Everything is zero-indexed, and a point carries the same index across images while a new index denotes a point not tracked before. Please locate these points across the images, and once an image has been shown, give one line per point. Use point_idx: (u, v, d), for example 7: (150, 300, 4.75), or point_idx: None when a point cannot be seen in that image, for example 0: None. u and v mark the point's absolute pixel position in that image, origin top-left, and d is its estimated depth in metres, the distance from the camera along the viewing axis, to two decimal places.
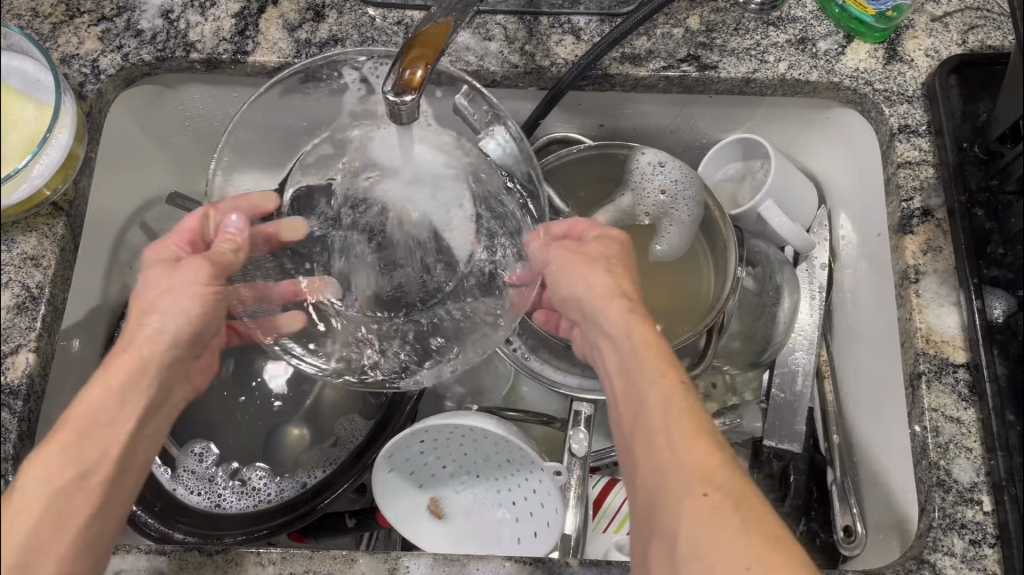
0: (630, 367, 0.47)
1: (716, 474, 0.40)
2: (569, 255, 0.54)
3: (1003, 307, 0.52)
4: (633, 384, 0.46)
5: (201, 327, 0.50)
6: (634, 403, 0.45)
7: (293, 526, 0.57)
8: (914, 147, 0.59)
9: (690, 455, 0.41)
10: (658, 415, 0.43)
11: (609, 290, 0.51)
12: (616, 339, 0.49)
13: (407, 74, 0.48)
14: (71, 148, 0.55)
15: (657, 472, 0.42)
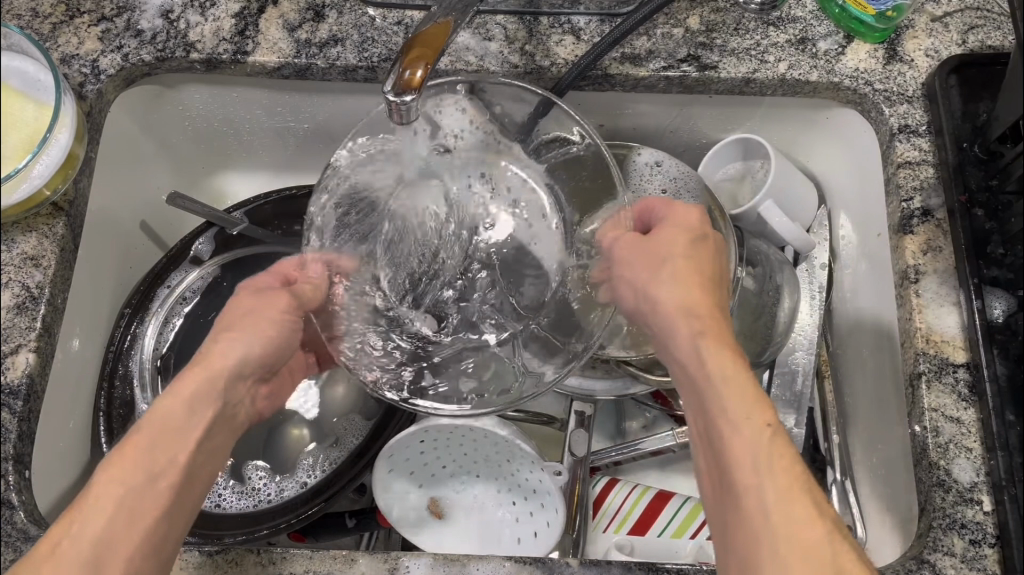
0: (712, 406, 0.43)
1: (817, 545, 0.37)
2: (642, 267, 0.49)
3: (1003, 307, 0.52)
4: (716, 423, 0.42)
5: (273, 357, 0.51)
6: (717, 443, 0.42)
7: (293, 526, 0.58)
8: (915, 147, 0.59)
9: (782, 506, 0.38)
10: (749, 470, 0.40)
11: (683, 307, 0.46)
12: (693, 362, 0.44)
13: (407, 74, 0.48)
14: (71, 148, 0.55)
15: (748, 535, 0.39)
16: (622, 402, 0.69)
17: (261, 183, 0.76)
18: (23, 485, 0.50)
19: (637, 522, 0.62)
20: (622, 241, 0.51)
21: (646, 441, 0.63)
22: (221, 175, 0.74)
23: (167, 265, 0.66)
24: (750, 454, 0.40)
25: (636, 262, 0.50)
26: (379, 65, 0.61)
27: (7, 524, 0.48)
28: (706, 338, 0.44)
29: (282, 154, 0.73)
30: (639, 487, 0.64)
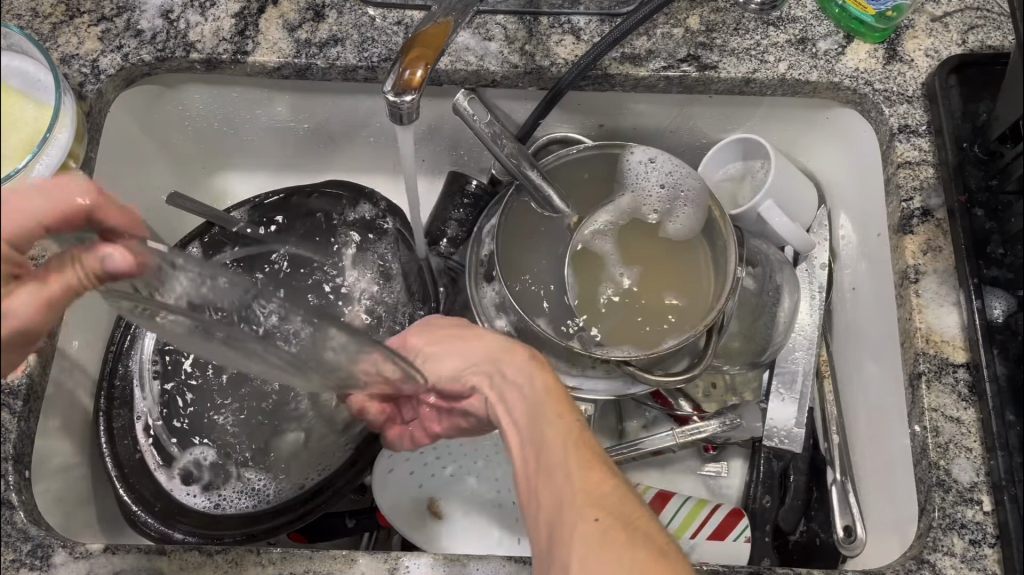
0: (529, 412, 0.45)
1: (607, 499, 0.40)
2: (442, 335, 0.51)
3: (1003, 307, 0.52)
4: (527, 427, 0.45)
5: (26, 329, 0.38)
6: (529, 446, 0.44)
7: (292, 526, 0.58)
8: (914, 147, 0.59)
9: (582, 484, 0.41)
10: (553, 451, 0.43)
11: (490, 358, 0.49)
12: (513, 393, 0.47)
13: (407, 74, 0.49)
14: (71, 148, 0.55)
15: (551, 511, 0.41)
16: (623, 401, 0.69)
17: (261, 182, 0.75)
18: (24, 485, 0.50)
19: None
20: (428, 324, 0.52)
21: (646, 441, 0.63)
22: (221, 175, 0.74)
23: None
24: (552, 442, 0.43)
25: (441, 331, 0.51)
26: (379, 65, 0.61)
27: (6, 524, 0.49)
28: (510, 364, 0.48)
29: (282, 153, 0.73)
30: (639, 487, 0.64)
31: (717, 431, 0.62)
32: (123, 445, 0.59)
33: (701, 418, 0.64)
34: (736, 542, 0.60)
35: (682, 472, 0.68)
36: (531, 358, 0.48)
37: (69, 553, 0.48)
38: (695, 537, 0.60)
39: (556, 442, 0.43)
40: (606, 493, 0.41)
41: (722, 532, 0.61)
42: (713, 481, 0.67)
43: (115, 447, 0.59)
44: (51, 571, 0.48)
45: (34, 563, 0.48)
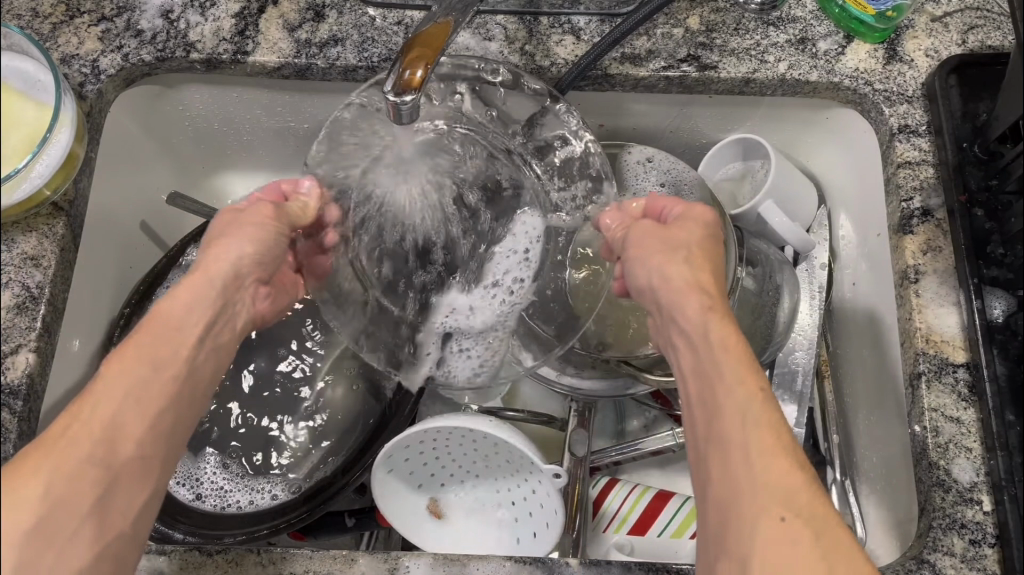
0: (707, 367, 0.43)
1: (799, 499, 0.38)
2: (654, 248, 0.49)
3: (1003, 307, 0.52)
4: (713, 389, 0.42)
5: (265, 257, 0.49)
6: (706, 403, 0.43)
7: (293, 526, 0.58)
8: (915, 147, 0.59)
9: (763, 460, 0.39)
10: (735, 423, 0.41)
11: (681, 292, 0.46)
12: (687, 332, 0.45)
13: (407, 74, 0.48)
14: (71, 147, 0.55)
15: (728, 483, 0.40)
16: (622, 401, 0.69)
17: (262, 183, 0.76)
18: None
19: (637, 523, 0.61)
20: (637, 227, 0.51)
21: (646, 441, 0.63)
22: (221, 175, 0.74)
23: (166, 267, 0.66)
24: (731, 408, 0.41)
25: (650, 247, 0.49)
26: (379, 65, 0.61)
27: None
28: (703, 307, 0.45)
29: (282, 154, 0.73)
30: (638, 488, 0.64)
31: None
32: None
33: None
34: None
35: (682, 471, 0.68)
36: (712, 311, 0.45)
37: None
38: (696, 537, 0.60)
39: (734, 413, 0.41)
40: (800, 506, 0.38)
41: None
42: None
43: None
44: None
45: None
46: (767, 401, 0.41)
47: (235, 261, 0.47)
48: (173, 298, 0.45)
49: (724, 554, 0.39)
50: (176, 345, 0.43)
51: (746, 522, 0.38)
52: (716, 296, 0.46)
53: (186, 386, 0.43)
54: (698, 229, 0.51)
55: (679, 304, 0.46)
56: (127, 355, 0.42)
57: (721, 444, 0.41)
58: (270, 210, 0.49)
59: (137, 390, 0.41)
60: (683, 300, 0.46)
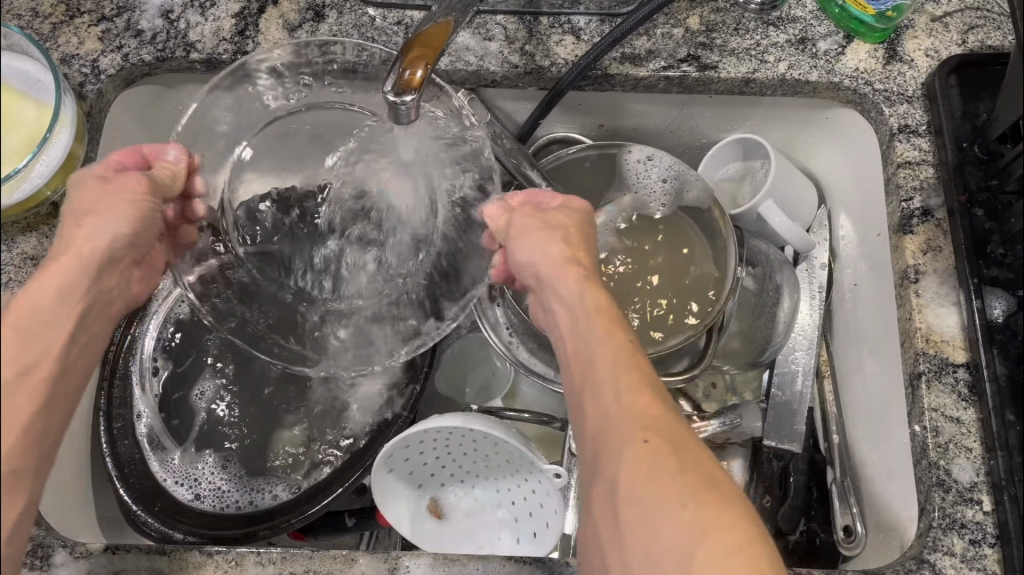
0: (581, 326, 0.46)
1: (660, 423, 0.40)
2: (528, 223, 0.52)
3: (1003, 307, 0.52)
4: (585, 345, 0.45)
5: (140, 237, 0.48)
6: (582, 358, 0.45)
7: (293, 526, 0.57)
8: (915, 147, 0.59)
9: (628, 398, 0.41)
10: (604, 366, 0.43)
11: (552, 264, 0.50)
12: (561, 300, 0.49)
13: (407, 74, 0.49)
14: (71, 148, 0.55)
15: (601, 423, 0.42)
16: None
17: None
18: None
19: None
20: (519, 212, 0.53)
21: None
22: None
23: None
24: (603, 357, 0.44)
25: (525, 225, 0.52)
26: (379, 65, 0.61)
27: None
28: (571, 276, 0.48)
29: None
30: None
31: (717, 432, 0.62)
32: (123, 445, 0.59)
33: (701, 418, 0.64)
34: None
35: None
36: (586, 276, 0.48)
37: (69, 552, 0.48)
38: None
39: (605, 360, 0.44)
40: (664, 436, 0.40)
41: None
42: None
43: (116, 448, 0.59)
44: (51, 571, 0.48)
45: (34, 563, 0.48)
46: (634, 351, 0.44)
47: (107, 242, 0.45)
48: (39, 286, 0.42)
49: (597, 488, 0.41)
50: (52, 336, 0.41)
51: (613, 454, 0.40)
52: (583, 263, 0.50)
53: (62, 388, 0.41)
54: (569, 205, 0.54)
55: (549, 273, 0.49)
56: (2, 334, 0.39)
57: (593, 390, 0.43)
58: (142, 185, 0.48)
59: (2, 394, 0.37)
60: (552, 269, 0.49)
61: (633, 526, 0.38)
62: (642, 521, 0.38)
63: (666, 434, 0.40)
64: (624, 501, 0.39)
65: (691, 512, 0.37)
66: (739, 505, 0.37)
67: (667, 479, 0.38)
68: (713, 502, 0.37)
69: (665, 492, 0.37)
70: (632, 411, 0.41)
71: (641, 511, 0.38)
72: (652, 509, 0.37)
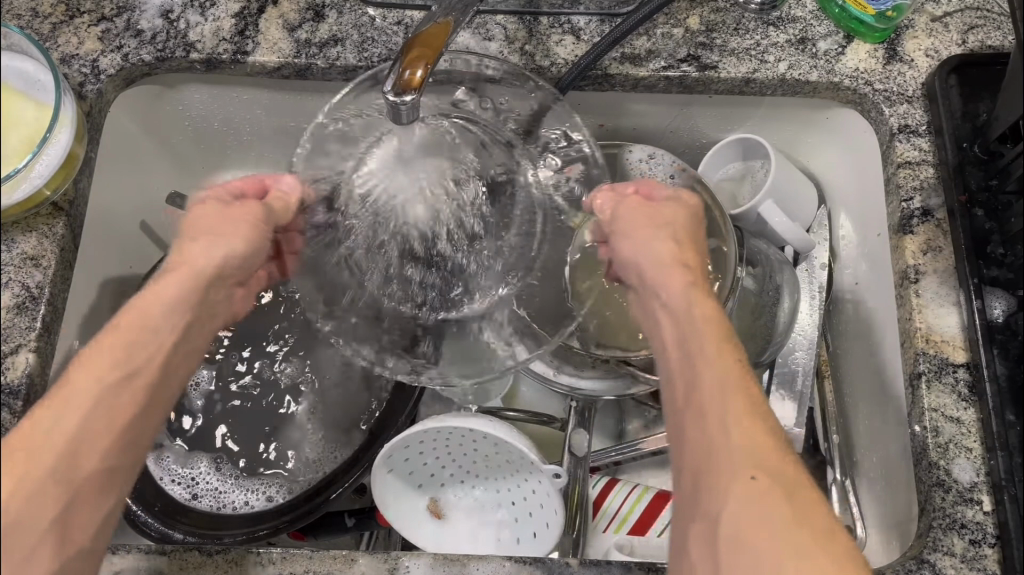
0: (688, 338, 0.45)
1: (771, 458, 0.39)
2: (638, 225, 0.52)
3: (1003, 307, 0.52)
4: (691, 361, 0.44)
5: (251, 258, 0.50)
6: (685, 373, 0.44)
7: (293, 526, 0.57)
8: (915, 147, 0.59)
9: (738, 425, 0.40)
10: (713, 389, 0.42)
11: (661, 272, 0.49)
12: (670, 308, 0.47)
13: (407, 74, 0.49)
14: (71, 148, 0.55)
15: (704, 449, 0.41)
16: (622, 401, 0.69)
17: None
18: None
19: (636, 522, 0.61)
20: (626, 203, 0.53)
21: (646, 441, 0.63)
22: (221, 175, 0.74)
23: None
24: (708, 378, 0.42)
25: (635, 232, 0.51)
26: (379, 65, 0.61)
27: None
28: (686, 291, 0.47)
29: (282, 154, 0.73)
30: (639, 488, 0.64)
31: None
32: None
33: None
34: None
35: None
36: (694, 287, 0.47)
37: None
38: None
39: (713, 380, 0.42)
40: (772, 472, 0.39)
41: None
42: None
43: None
44: None
45: None
46: (747, 376, 0.43)
47: (217, 261, 0.47)
48: (154, 297, 0.45)
49: (698, 512, 0.40)
50: (154, 346, 0.43)
51: (717, 482, 0.39)
52: (692, 274, 0.49)
53: (156, 399, 0.43)
54: (674, 209, 0.53)
55: (658, 276, 0.49)
56: (109, 343, 0.42)
57: (697, 409, 0.42)
58: (255, 209, 0.50)
59: (105, 401, 0.40)
60: (664, 273, 0.49)
61: (736, 564, 0.37)
62: (744, 561, 0.37)
63: (774, 470, 0.39)
64: (726, 535, 0.38)
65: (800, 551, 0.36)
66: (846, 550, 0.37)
67: (775, 520, 0.37)
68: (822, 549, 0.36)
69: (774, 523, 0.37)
70: (742, 441, 0.40)
71: (744, 542, 0.37)
72: (758, 549, 0.37)
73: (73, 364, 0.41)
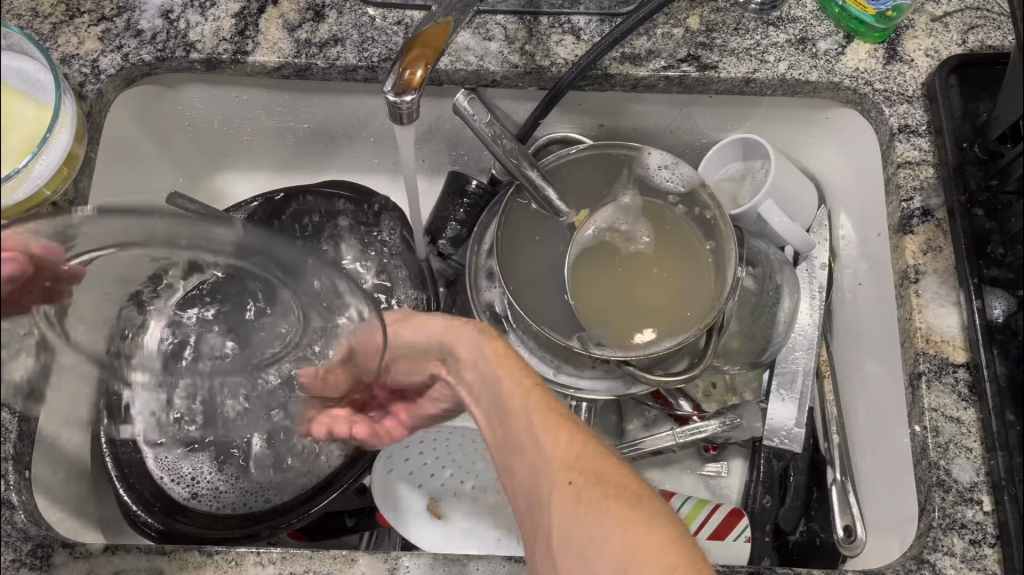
0: (489, 380, 0.50)
1: (583, 463, 0.43)
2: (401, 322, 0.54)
3: (1003, 307, 0.52)
4: (496, 394, 0.49)
5: None
6: (513, 449, 0.47)
7: (293, 526, 0.58)
8: (914, 147, 0.59)
9: (548, 440, 0.45)
10: (520, 417, 0.46)
11: (458, 337, 0.53)
12: (473, 372, 0.52)
13: (407, 74, 0.49)
14: (71, 148, 0.55)
15: (530, 479, 0.45)
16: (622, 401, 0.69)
17: (262, 183, 0.76)
18: (24, 485, 0.50)
19: None
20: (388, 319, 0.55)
21: (646, 441, 0.63)
22: (222, 174, 0.74)
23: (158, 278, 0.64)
24: (518, 405, 0.47)
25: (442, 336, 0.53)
26: (379, 65, 0.61)
27: (7, 524, 0.49)
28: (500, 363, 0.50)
29: (282, 154, 0.73)
30: None
31: (717, 431, 0.62)
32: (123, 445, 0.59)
33: (701, 418, 0.64)
34: (736, 542, 0.60)
35: (682, 471, 0.68)
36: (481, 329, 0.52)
37: (69, 552, 0.48)
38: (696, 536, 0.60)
39: (520, 409, 0.47)
40: (584, 476, 0.43)
41: (722, 532, 0.60)
42: (713, 480, 0.67)
43: (116, 448, 0.58)
44: (51, 571, 0.48)
45: (33, 563, 0.48)
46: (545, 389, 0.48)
47: None
48: None
49: (539, 540, 0.43)
50: None
51: (542, 506, 0.44)
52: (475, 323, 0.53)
53: None
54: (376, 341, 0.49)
55: (453, 343, 0.53)
56: None
57: (513, 438, 0.47)
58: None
59: None
60: (455, 333, 0.53)
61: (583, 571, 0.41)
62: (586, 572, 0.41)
63: (585, 469, 0.43)
64: (564, 551, 0.42)
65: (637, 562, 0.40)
66: (661, 515, 0.41)
67: (604, 522, 0.41)
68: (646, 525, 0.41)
69: (605, 535, 0.41)
70: (554, 455, 0.44)
71: (588, 561, 0.41)
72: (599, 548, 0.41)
73: None
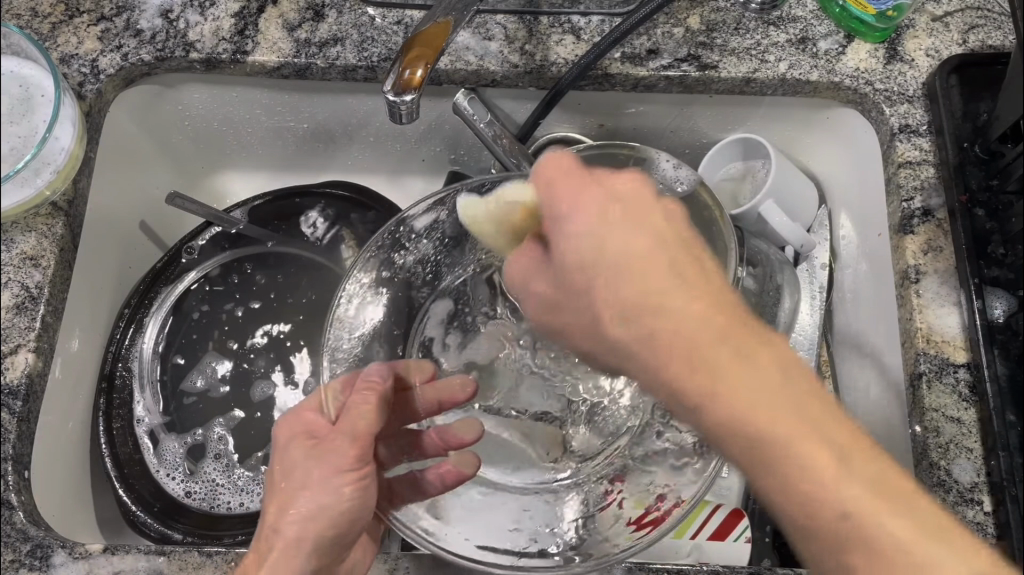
0: (585, 249, 0.43)
1: (688, 324, 0.41)
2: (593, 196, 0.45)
3: (1004, 307, 0.52)
4: (588, 267, 0.43)
5: (341, 523, 0.48)
6: (645, 334, 0.42)
7: None
8: (915, 147, 0.58)
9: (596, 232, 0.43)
10: (607, 264, 0.43)
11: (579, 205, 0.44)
12: (575, 241, 0.44)
13: (407, 74, 0.49)
14: (71, 148, 0.56)
15: (642, 338, 0.42)
16: None
17: (261, 183, 0.76)
18: (24, 485, 0.51)
19: None
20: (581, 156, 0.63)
21: None
22: (221, 174, 0.74)
23: (151, 283, 0.67)
24: (581, 235, 0.44)
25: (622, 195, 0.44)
26: (379, 65, 0.61)
27: (7, 524, 0.49)
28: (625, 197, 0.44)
29: (282, 154, 0.73)
30: None
31: None
32: (123, 447, 0.61)
33: None
34: (735, 543, 0.59)
35: None
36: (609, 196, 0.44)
37: (68, 553, 0.48)
38: (695, 537, 0.60)
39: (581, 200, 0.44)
40: (654, 274, 0.42)
41: (722, 532, 0.60)
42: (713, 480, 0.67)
43: (115, 449, 0.61)
44: (51, 571, 0.48)
45: (33, 563, 0.48)
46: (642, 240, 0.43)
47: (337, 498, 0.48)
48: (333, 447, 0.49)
49: (706, 403, 0.40)
50: (317, 474, 0.48)
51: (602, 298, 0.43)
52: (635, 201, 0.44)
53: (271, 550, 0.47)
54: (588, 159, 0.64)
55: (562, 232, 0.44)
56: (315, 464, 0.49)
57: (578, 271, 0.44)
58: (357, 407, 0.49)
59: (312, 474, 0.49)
60: (578, 270, 0.44)
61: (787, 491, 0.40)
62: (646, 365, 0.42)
63: (664, 275, 0.42)
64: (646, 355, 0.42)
65: (724, 343, 0.41)
66: (787, 376, 0.41)
67: (661, 289, 0.41)
68: (736, 370, 0.40)
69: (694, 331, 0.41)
70: (637, 260, 0.42)
71: (725, 397, 0.40)
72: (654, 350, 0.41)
73: (315, 456, 0.49)
